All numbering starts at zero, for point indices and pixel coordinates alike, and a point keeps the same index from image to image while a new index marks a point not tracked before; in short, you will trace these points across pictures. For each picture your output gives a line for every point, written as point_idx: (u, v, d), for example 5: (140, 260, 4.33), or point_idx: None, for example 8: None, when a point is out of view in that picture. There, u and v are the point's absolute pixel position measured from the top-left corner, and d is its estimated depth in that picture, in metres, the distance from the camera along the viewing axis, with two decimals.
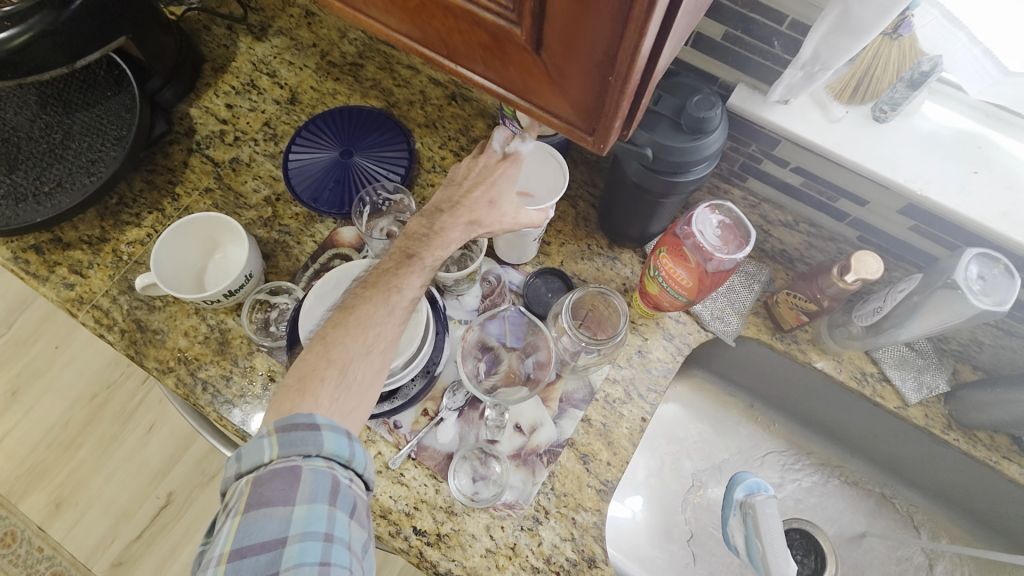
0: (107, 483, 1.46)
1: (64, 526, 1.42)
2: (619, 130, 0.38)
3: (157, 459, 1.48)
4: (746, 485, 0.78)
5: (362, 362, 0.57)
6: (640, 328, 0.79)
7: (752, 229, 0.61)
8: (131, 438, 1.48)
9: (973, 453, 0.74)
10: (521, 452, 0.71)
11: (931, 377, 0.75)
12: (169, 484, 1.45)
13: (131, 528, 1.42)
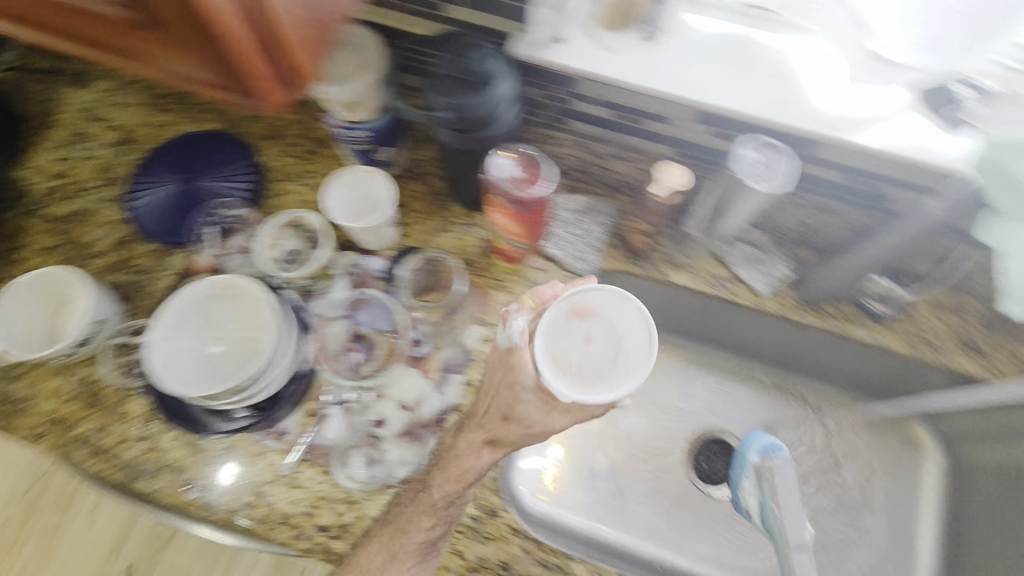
0: (63, 569, 1.42)
1: None
2: (267, 84, 0.44)
3: (108, 534, 1.43)
4: (762, 447, 0.80)
5: (404, 556, 0.65)
6: (506, 285, 0.82)
7: (546, 164, 0.70)
8: (76, 521, 1.44)
9: (825, 328, 0.80)
10: (410, 427, 0.73)
11: (775, 267, 0.79)
12: (125, 557, 1.41)
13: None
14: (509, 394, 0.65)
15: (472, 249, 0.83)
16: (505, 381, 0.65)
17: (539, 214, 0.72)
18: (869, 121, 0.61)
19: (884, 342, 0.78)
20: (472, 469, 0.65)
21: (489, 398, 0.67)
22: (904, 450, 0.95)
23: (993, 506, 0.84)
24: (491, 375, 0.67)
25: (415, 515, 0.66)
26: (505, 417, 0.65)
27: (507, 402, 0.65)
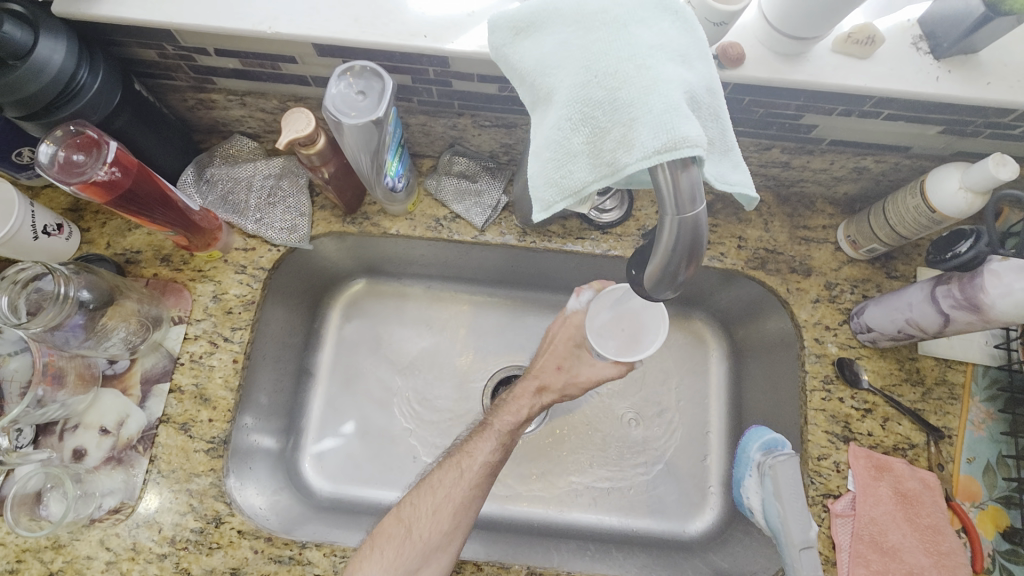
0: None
1: None
2: None
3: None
4: (764, 443, 0.72)
5: (472, 481, 0.68)
6: (209, 275, 0.74)
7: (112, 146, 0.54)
8: None
9: (554, 248, 0.76)
10: (113, 453, 0.67)
11: (489, 195, 0.75)
12: None
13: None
14: (535, 379, 0.74)
15: (166, 242, 0.75)
16: (551, 359, 0.74)
17: (146, 196, 0.59)
18: (464, 21, 0.55)
19: (611, 250, 0.75)
20: (524, 409, 0.72)
21: (509, 403, 0.73)
22: (694, 346, 0.93)
23: (761, 383, 0.84)
24: (554, 346, 0.75)
25: (481, 436, 0.71)
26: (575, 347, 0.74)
27: (562, 353, 0.74)
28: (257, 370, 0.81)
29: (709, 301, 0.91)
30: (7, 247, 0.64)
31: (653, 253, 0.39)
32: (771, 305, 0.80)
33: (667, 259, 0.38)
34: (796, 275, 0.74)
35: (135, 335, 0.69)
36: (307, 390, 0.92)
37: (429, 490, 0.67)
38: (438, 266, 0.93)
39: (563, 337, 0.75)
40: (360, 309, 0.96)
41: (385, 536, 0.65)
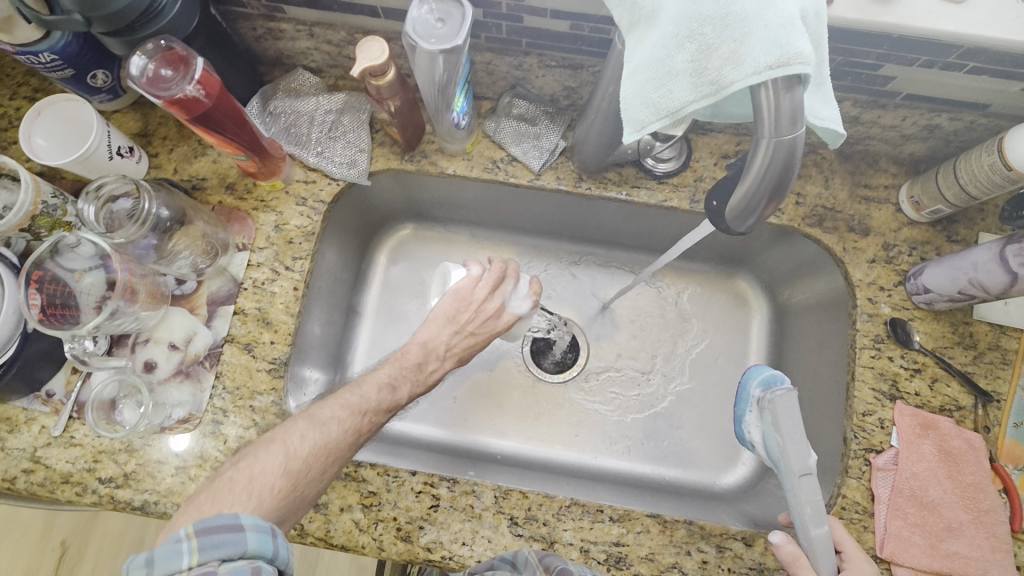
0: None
1: None
2: None
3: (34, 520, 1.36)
4: (764, 379, 0.66)
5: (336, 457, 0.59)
6: (271, 206, 0.76)
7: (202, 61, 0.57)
8: None
9: (608, 195, 0.76)
10: (182, 367, 0.71)
11: (547, 139, 0.76)
12: (59, 533, 1.34)
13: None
14: (451, 337, 0.72)
15: (230, 171, 0.77)
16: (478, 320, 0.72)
17: (229, 118, 0.60)
18: None
19: (666, 200, 0.75)
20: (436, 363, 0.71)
21: (397, 368, 0.68)
22: (736, 306, 0.94)
23: (805, 344, 0.84)
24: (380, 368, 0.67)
25: (373, 390, 0.65)
26: (416, 362, 0.69)
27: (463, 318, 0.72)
28: (311, 303, 0.83)
29: (755, 261, 0.90)
30: (85, 165, 0.67)
31: (739, 186, 0.41)
32: (819, 265, 0.80)
33: (755, 188, 0.39)
34: (853, 234, 0.74)
35: (202, 260, 0.72)
36: (354, 327, 0.94)
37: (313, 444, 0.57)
38: (486, 213, 0.93)
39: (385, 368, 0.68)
40: (407, 252, 0.98)
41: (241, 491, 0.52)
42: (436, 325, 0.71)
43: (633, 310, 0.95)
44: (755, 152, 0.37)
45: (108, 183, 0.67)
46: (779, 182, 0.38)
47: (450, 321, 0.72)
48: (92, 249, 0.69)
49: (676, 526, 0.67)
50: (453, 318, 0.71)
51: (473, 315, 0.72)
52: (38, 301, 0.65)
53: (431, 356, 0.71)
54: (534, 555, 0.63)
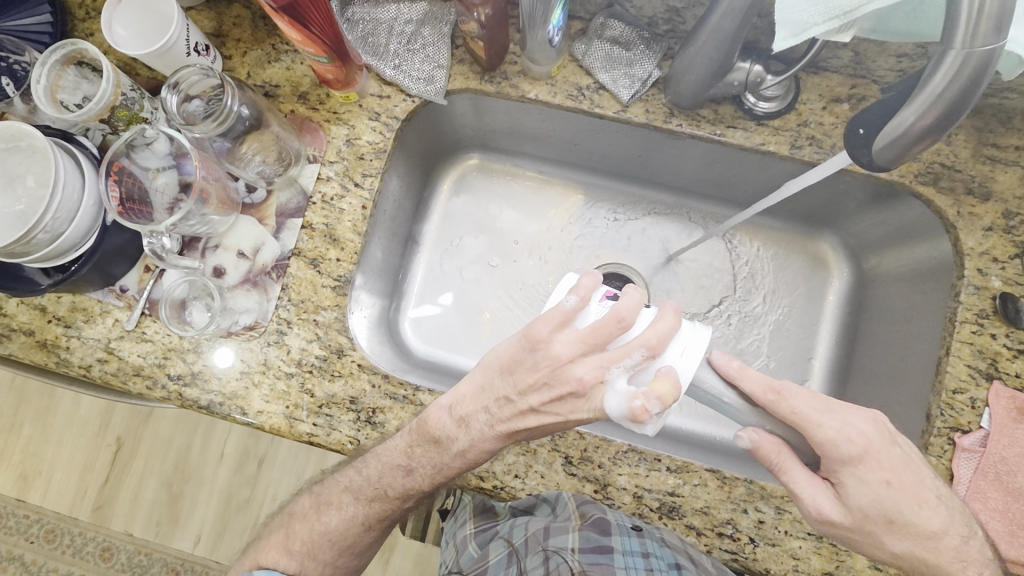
0: (60, 447, 1.43)
1: (40, 492, 1.43)
2: None
3: (94, 413, 1.44)
4: None
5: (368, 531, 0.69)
6: (344, 118, 0.73)
7: None
8: (64, 404, 1.44)
9: (698, 134, 0.71)
10: (249, 276, 0.71)
11: (640, 67, 0.70)
12: (116, 429, 1.43)
13: (96, 477, 1.42)
14: (496, 402, 0.61)
15: (303, 79, 0.74)
16: (534, 384, 0.59)
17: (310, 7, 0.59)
18: None
19: (763, 145, 0.69)
20: (481, 420, 0.61)
21: (411, 448, 0.64)
22: (813, 269, 0.88)
23: (891, 314, 0.78)
24: (396, 438, 0.64)
25: (386, 473, 0.65)
26: (435, 438, 0.62)
27: (514, 378, 0.60)
28: (375, 225, 0.80)
29: (844, 222, 0.83)
30: (164, 57, 0.65)
31: (909, 104, 0.44)
32: (921, 230, 0.73)
33: (927, 107, 0.43)
34: (971, 197, 0.67)
35: (271, 167, 0.71)
36: (412, 256, 0.91)
37: (323, 534, 0.68)
38: (559, 148, 0.88)
39: (401, 437, 0.64)
40: (470, 185, 0.94)
41: (275, 547, 0.70)
42: (489, 374, 0.62)
43: (700, 263, 0.90)
44: (942, 63, 0.41)
45: (189, 76, 0.65)
46: (947, 113, 0.43)
47: (508, 375, 0.61)
48: (166, 146, 0.68)
49: (735, 483, 0.65)
50: (509, 372, 0.60)
51: (539, 375, 0.58)
52: (117, 194, 0.65)
53: (463, 426, 0.61)
54: (573, 499, 0.67)
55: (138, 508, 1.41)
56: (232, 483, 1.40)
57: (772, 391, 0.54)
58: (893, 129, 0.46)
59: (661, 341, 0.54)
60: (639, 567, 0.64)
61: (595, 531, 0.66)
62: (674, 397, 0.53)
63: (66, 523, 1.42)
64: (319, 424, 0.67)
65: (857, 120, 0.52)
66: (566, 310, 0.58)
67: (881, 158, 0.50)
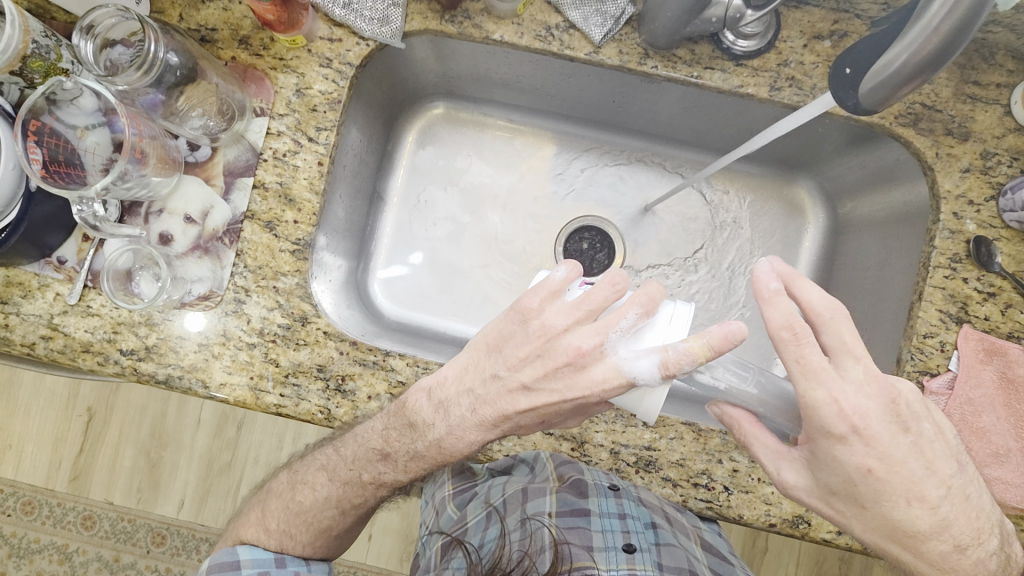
0: (28, 420, 1.39)
1: (11, 466, 1.39)
2: None
3: (61, 384, 1.39)
4: None
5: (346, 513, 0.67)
6: (291, 65, 0.67)
7: None
8: (26, 376, 1.38)
9: (674, 76, 0.67)
10: (200, 242, 0.66)
11: (613, 3, 0.65)
12: (84, 400, 1.38)
13: (70, 448, 1.38)
14: (481, 382, 0.57)
15: (243, 22, 0.67)
16: (525, 361, 0.55)
17: None
18: None
19: (742, 87, 0.66)
20: (459, 401, 0.58)
21: (387, 433, 0.61)
22: (790, 215, 0.86)
23: (866, 259, 0.78)
24: (372, 421, 0.62)
25: (361, 443, 0.62)
26: (412, 424, 0.59)
27: (505, 353, 0.56)
28: (335, 181, 0.75)
29: (821, 166, 0.81)
30: None
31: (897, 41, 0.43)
32: (902, 173, 0.71)
33: (915, 45, 0.41)
34: (950, 138, 0.65)
35: (214, 122, 0.64)
36: (378, 214, 0.87)
37: (302, 507, 0.67)
38: (529, 94, 0.83)
39: (379, 420, 0.62)
40: (437, 137, 0.88)
41: (252, 524, 0.70)
42: (474, 354, 0.58)
43: (679, 212, 0.87)
44: None
45: (105, 19, 0.58)
46: (938, 52, 0.41)
47: (496, 353, 0.57)
48: (93, 101, 0.62)
49: (710, 434, 0.66)
50: (498, 348, 0.57)
51: (531, 347, 0.55)
52: (38, 156, 0.59)
53: (439, 413, 0.58)
54: (551, 460, 0.68)
55: (116, 477, 1.38)
56: (210, 447, 1.38)
57: (789, 328, 0.48)
58: (881, 68, 0.44)
59: (654, 300, 0.54)
60: (616, 529, 0.65)
61: (571, 494, 0.67)
62: (707, 356, 0.50)
63: (42, 496, 1.38)
64: (287, 395, 0.65)
65: (843, 59, 0.49)
66: (555, 280, 0.56)
67: (866, 102, 0.48)
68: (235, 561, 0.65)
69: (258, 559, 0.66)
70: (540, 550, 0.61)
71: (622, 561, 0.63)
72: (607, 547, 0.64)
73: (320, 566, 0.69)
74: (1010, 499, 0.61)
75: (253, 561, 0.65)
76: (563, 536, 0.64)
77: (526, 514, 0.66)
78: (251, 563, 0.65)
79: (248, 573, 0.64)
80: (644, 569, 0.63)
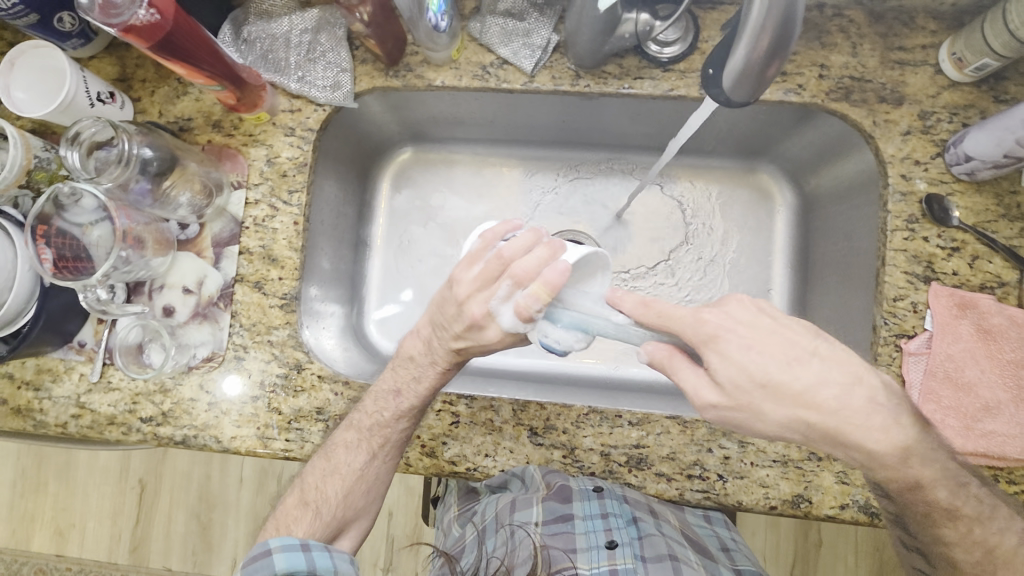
0: (87, 499, 1.48)
1: (77, 544, 1.48)
2: None
3: (114, 461, 1.49)
4: None
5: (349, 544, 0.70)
6: (260, 139, 0.74)
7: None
8: (81, 457, 1.49)
9: (607, 91, 0.71)
10: (198, 309, 0.72)
11: (537, 36, 0.70)
12: (135, 473, 1.47)
13: (127, 520, 1.47)
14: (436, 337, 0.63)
15: (213, 108, 0.75)
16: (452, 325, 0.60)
17: (203, 46, 0.62)
18: None
19: (673, 90, 0.69)
20: None
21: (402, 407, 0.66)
22: (758, 200, 0.88)
23: (836, 232, 0.78)
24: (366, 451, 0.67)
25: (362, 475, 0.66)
26: None
27: (439, 319, 0.62)
28: (317, 237, 0.81)
29: (777, 149, 0.83)
30: (67, 114, 0.66)
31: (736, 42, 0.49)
32: (849, 143, 0.72)
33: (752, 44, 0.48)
34: (885, 105, 0.67)
35: (199, 200, 0.71)
36: (365, 260, 0.92)
37: None
38: (487, 128, 0.88)
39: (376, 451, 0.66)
40: (410, 180, 0.94)
41: None
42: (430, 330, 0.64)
43: (649, 215, 0.90)
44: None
45: (87, 128, 0.65)
46: (774, 45, 0.48)
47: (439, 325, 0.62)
48: (94, 200, 0.69)
49: (696, 425, 0.67)
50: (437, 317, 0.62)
51: (451, 312, 0.60)
52: (49, 256, 0.66)
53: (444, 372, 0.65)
54: (539, 471, 0.69)
55: (171, 542, 1.45)
56: (253, 503, 1.44)
57: (645, 306, 0.54)
58: (734, 68, 0.50)
59: (513, 253, 0.57)
60: (598, 529, 0.68)
61: (558, 501, 0.70)
62: (549, 294, 0.55)
63: (107, 569, 1.46)
64: (291, 439, 0.70)
65: (707, 61, 0.55)
66: (470, 250, 0.60)
67: (735, 96, 0.53)
68: (266, 550, 0.62)
69: (288, 546, 0.62)
70: (522, 560, 0.64)
71: (603, 559, 0.66)
72: (591, 547, 0.68)
73: (343, 555, 0.65)
74: (1009, 451, 0.60)
75: (283, 547, 0.62)
76: (547, 542, 0.68)
77: (514, 525, 0.70)
78: (283, 549, 0.62)
79: (279, 559, 0.61)
80: (625, 564, 0.66)
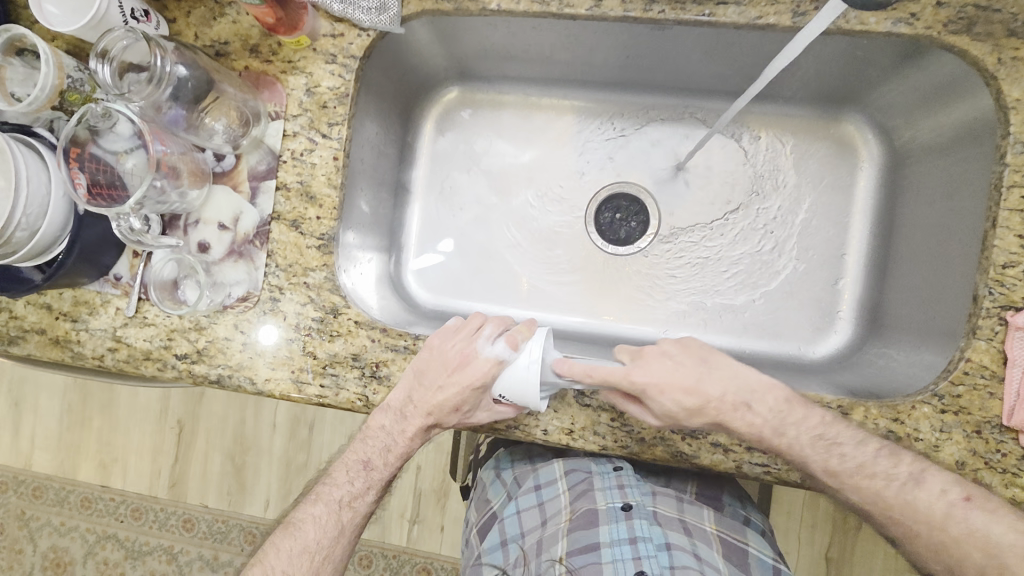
0: (129, 435, 1.53)
1: (119, 478, 1.53)
2: None
3: (153, 400, 1.53)
4: None
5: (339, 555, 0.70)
6: (300, 67, 0.69)
7: None
8: (123, 395, 1.53)
9: (684, 18, 0.64)
10: (233, 247, 0.69)
11: None
12: (174, 414, 1.51)
13: (166, 458, 1.51)
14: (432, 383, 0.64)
15: (251, 32, 0.70)
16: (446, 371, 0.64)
17: None
18: None
19: (761, 18, 0.62)
20: None
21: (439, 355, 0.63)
22: (839, 154, 0.79)
23: (930, 192, 0.70)
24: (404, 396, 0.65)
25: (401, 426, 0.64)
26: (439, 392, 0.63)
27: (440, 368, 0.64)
28: (357, 177, 0.76)
29: (869, 95, 0.74)
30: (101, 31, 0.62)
31: None
32: (962, 87, 0.63)
33: None
34: (1013, 39, 0.58)
35: (235, 130, 0.68)
36: (405, 205, 0.88)
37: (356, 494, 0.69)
38: (540, 65, 0.81)
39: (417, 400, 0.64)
40: (455, 121, 0.88)
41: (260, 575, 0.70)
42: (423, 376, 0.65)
43: (713, 168, 0.82)
44: None
45: (117, 43, 0.61)
46: None
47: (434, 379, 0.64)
48: (129, 127, 0.66)
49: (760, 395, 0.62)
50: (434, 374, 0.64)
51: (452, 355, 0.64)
52: (82, 182, 0.63)
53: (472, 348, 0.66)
54: (565, 475, 0.75)
55: (207, 483, 1.49)
56: (287, 450, 1.46)
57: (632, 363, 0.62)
58: None
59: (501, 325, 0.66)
60: (627, 556, 0.65)
61: (583, 528, 0.69)
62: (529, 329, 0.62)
63: (148, 502, 1.51)
64: (326, 385, 0.67)
65: None
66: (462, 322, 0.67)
67: None
68: None
69: None
70: None
71: None
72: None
73: None
74: None
75: None
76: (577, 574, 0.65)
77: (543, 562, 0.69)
78: None
79: None
80: None
